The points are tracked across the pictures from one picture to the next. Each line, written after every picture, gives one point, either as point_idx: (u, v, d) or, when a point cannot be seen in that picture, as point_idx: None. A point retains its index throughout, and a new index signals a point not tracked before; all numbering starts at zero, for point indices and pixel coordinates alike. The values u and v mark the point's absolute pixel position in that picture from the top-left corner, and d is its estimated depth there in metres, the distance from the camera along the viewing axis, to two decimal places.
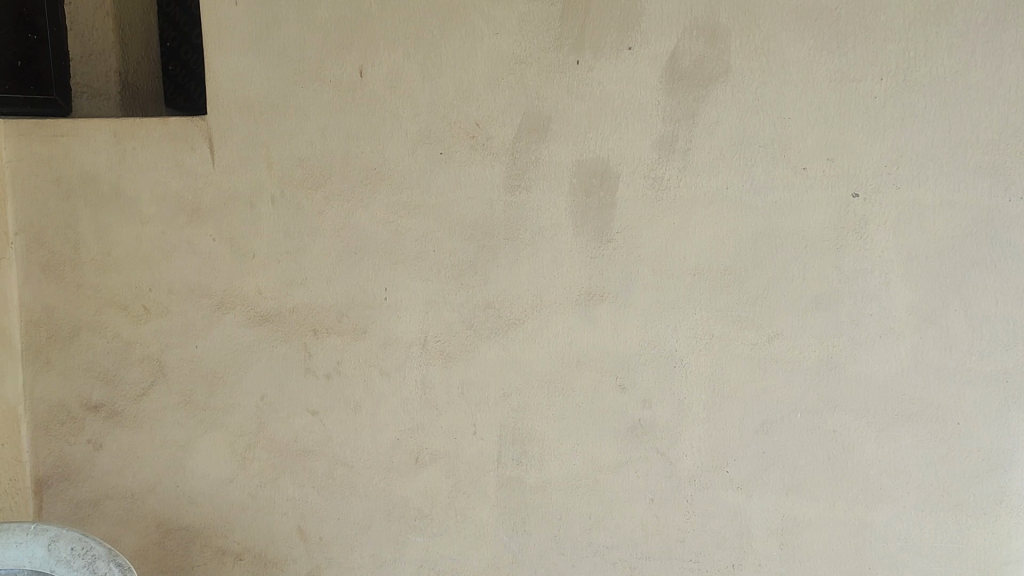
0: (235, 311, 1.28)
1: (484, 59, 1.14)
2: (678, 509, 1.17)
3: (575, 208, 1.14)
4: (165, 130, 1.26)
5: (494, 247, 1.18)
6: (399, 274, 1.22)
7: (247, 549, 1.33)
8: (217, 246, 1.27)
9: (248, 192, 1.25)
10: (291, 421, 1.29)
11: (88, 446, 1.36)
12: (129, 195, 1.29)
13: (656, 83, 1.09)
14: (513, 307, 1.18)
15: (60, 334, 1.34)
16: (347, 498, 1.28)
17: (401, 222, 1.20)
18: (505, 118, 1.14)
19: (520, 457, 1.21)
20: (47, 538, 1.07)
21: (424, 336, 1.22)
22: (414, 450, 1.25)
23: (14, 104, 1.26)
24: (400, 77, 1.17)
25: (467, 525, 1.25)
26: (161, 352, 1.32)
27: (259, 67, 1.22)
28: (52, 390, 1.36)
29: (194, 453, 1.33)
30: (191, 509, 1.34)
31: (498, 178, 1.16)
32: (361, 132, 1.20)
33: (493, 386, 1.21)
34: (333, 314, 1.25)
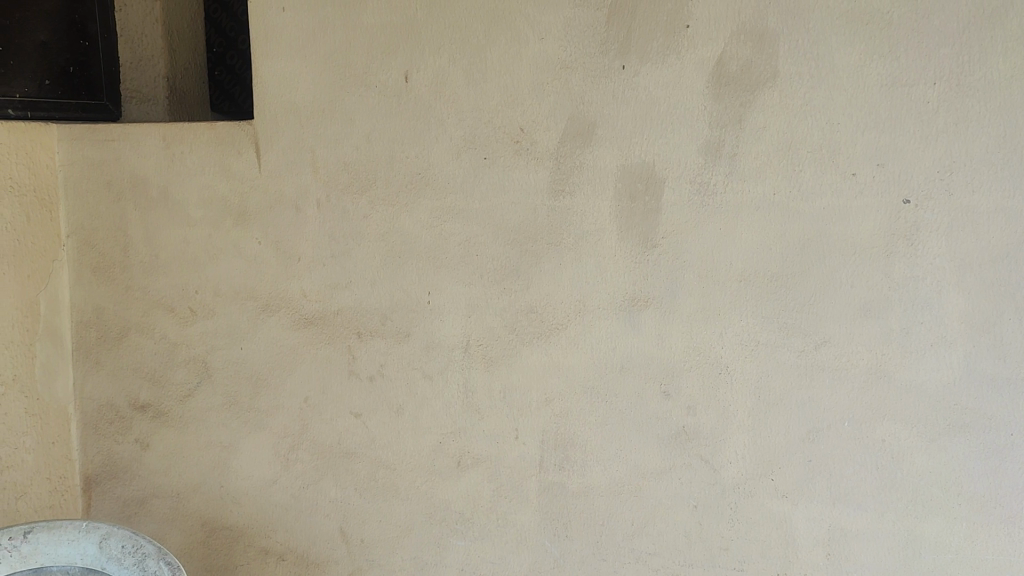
0: (280, 314, 1.30)
1: (530, 64, 1.14)
2: (722, 516, 1.16)
3: (619, 212, 1.14)
4: (213, 135, 1.29)
5: (537, 251, 1.18)
6: (443, 278, 1.22)
7: (290, 550, 1.35)
8: (262, 249, 1.29)
9: (294, 196, 1.27)
10: (335, 423, 1.30)
11: (136, 446, 1.39)
12: (177, 200, 1.32)
13: (703, 88, 1.08)
14: (555, 311, 1.18)
15: (110, 335, 1.38)
16: (389, 500, 1.29)
17: (444, 226, 1.21)
18: (550, 122, 1.15)
19: (562, 462, 1.21)
20: (98, 536, 1.09)
21: (466, 339, 1.23)
22: (456, 454, 1.25)
23: (66, 111, 1.36)
24: (445, 82, 1.18)
25: (509, 529, 1.25)
26: (207, 353, 1.34)
27: (307, 73, 1.24)
28: (101, 390, 1.39)
29: (238, 453, 1.35)
30: (235, 508, 1.36)
31: (542, 182, 1.16)
32: (406, 137, 1.21)
33: (535, 391, 1.21)
34: (377, 318, 1.26)
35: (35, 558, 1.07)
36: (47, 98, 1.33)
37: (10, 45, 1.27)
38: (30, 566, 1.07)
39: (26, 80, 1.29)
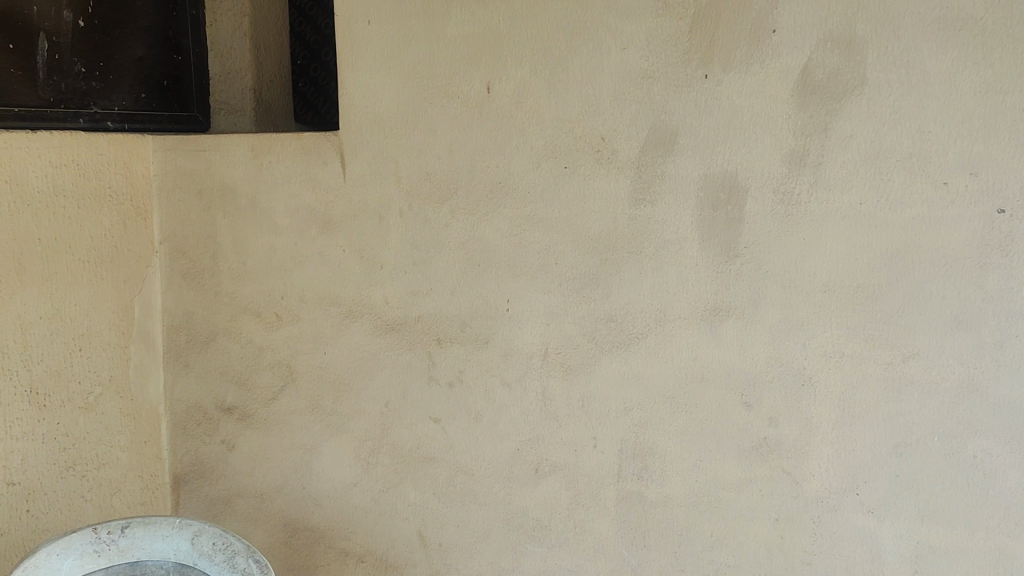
0: (362, 319, 1.33)
1: (611, 74, 1.15)
2: (805, 530, 1.14)
3: (702, 221, 1.13)
4: (300, 146, 1.34)
5: (617, 260, 1.18)
6: (522, 286, 1.24)
7: (369, 552, 1.37)
8: (346, 257, 1.33)
9: (377, 205, 1.30)
10: (414, 428, 1.32)
11: (222, 446, 1.45)
12: (264, 208, 1.37)
13: (788, 96, 1.07)
14: (635, 320, 1.18)
15: (198, 338, 1.44)
16: (467, 505, 1.31)
17: (524, 235, 1.22)
18: (631, 131, 1.15)
19: (641, 472, 1.21)
20: (190, 533, 1.13)
21: (545, 347, 1.24)
22: (534, 461, 1.26)
23: (160, 122, 1.45)
24: (527, 92, 1.20)
25: (586, 536, 1.25)
26: (291, 358, 1.38)
27: (391, 84, 1.28)
28: (190, 392, 1.46)
29: (320, 455, 1.39)
30: (316, 509, 1.40)
31: (623, 191, 1.16)
32: (487, 147, 1.23)
33: (614, 400, 1.21)
34: (456, 325, 1.28)
35: (131, 553, 1.11)
36: (142, 110, 1.42)
37: (108, 61, 1.37)
38: (126, 559, 1.11)
39: (125, 94, 1.39)
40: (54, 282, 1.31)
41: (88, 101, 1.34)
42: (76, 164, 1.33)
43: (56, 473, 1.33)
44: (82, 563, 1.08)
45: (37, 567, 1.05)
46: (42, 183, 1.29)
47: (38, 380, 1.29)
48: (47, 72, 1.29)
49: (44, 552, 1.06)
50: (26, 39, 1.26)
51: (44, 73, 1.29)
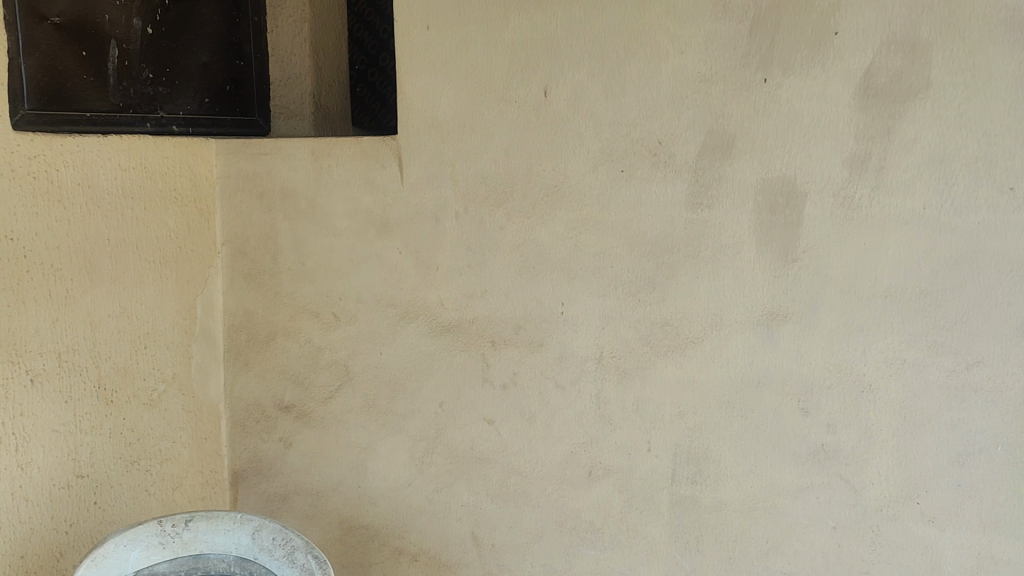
0: (418, 321, 1.36)
1: (669, 78, 1.15)
2: (863, 539, 1.11)
3: (760, 225, 1.12)
4: (359, 149, 1.37)
5: (673, 263, 1.18)
6: (577, 289, 1.24)
7: (423, 551, 1.39)
8: (403, 259, 1.36)
9: (434, 208, 1.33)
10: (469, 429, 1.34)
11: (280, 444, 1.49)
12: (323, 211, 1.40)
13: (850, 99, 1.05)
14: (691, 325, 1.18)
15: (258, 337, 1.49)
16: (520, 507, 1.32)
17: (579, 238, 1.23)
18: (689, 135, 1.15)
19: (695, 476, 1.20)
20: (251, 528, 1.15)
21: (600, 351, 1.24)
22: (588, 464, 1.26)
23: (222, 126, 1.49)
24: (584, 96, 1.20)
25: (639, 541, 1.24)
26: (348, 358, 1.42)
27: (448, 88, 1.30)
28: (249, 390, 1.51)
29: (375, 454, 1.41)
30: (371, 507, 1.43)
31: (680, 195, 1.16)
32: (543, 151, 1.24)
33: (669, 405, 1.20)
34: (511, 327, 1.29)
35: (195, 545, 1.15)
36: (205, 114, 1.46)
37: (174, 67, 1.41)
38: (190, 552, 1.14)
39: (189, 99, 1.43)
40: (122, 282, 1.37)
41: (155, 106, 1.38)
42: (143, 167, 1.38)
43: (122, 466, 1.38)
44: (148, 555, 1.12)
45: (106, 558, 1.08)
46: (113, 185, 1.34)
47: (106, 376, 1.35)
48: (116, 78, 1.34)
49: (111, 544, 1.09)
50: (98, 46, 1.31)
51: (114, 78, 1.33)
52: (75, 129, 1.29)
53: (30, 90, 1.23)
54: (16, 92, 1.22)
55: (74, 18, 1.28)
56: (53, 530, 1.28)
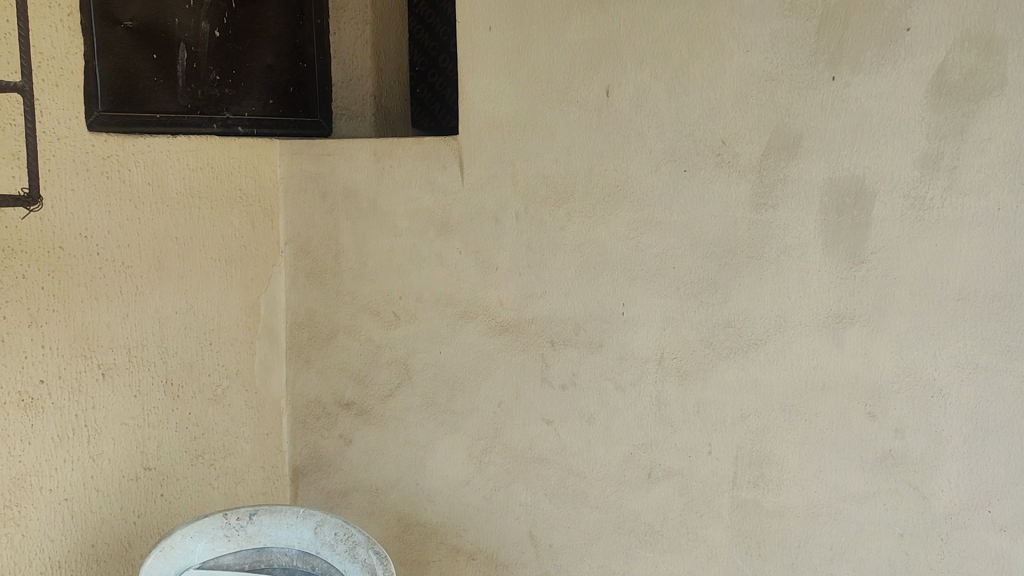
0: (477, 320, 1.37)
1: (734, 77, 1.13)
2: (931, 547, 1.08)
3: (827, 226, 1.09)
4: (421, 150, 1.39)
5: (736, 264, 1.16)
6: (638, 289, 1.23)
7: (480, 550, 1.40)
8: (463, 259, 1.37)
9: (494, 208, 1.33)
10: (527, 429, 1.34)
11: (340, 441, 1.52)
12: (385, 211, 1.43)
13: (921, 97, 1.03)
14: (754, 326, 1.16)
15: (320, 335, 1.52)
16: (578, 507, 1.31)
17: (641, 238, 1.22)
18: (753, 134, 1.13)
19: (758, 480, 1.17)
20: (314, 522, 1.17)
21: (661, 352, 1.22)
22: (647, 466, 1.25)
23: (286, 127, 1.52)
24: (645, 96, 1.20)
25: (699, 544, 1.22)
26: (408, 356, 1.44)
27: (509, 89, 1.31)
28: (310, 386, 1.54)
29: (434, 452, 1.43)
30: (430, 505, 1.44)
31: (743, 195, 1.14)
32: (604, 151, 1.23)
33: (730, 407, 1.18)
34: (571, 327, 1.29)
35: (258, 539, 1.17)
36: (269, 115, 1.49)
37: (240, 68, 1.45)
38: (253, 545, 1.16)
39: (254, 100, 1.47)
40: (189, 279, 1.40)
41: (221, 107, 1.42)
42: (211, 166, 1.42)
43: (187, 460, 1.41)
44: (214, 547, 1.14)
45: (174, 548, 1.11)
46: (182, 185, 1.38)
47: (174, 371, 1.38)
48: (185, 80, 1.37)
49: (179, 534, 1.12)
50: (167, 49, 1.35)
51: (183, 80, 1.37)
52: (146, 131, 1.32)
53: (103, 92, 1.26)
54: (91, 94, 1.25)
55: (145, 22, 1.31)
56: (122, 521, 1.32)
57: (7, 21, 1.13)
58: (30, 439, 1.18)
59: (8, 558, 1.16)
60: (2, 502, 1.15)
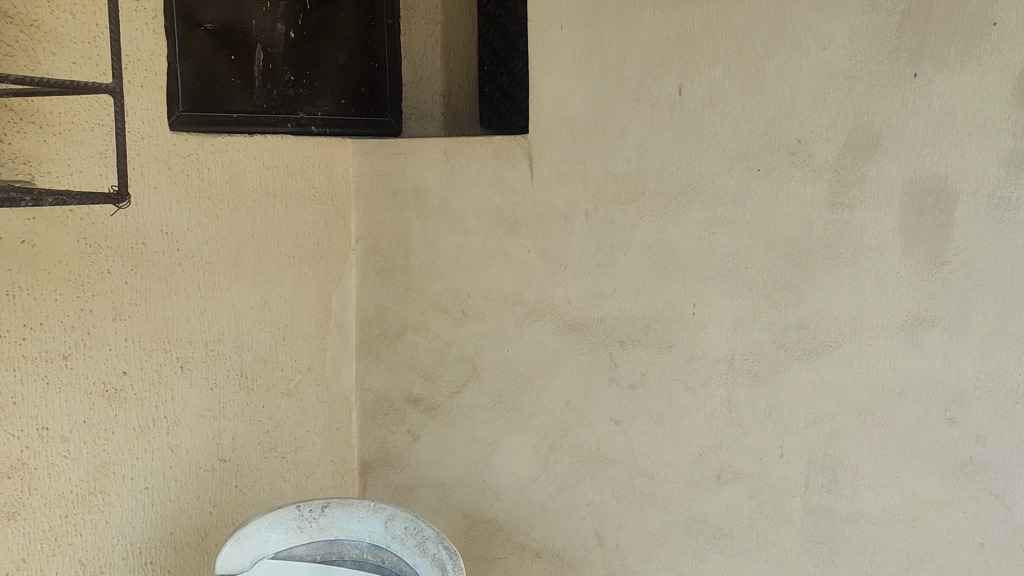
0: (545, 319, 1.38)
1: (811, 73, 1.11)
2: (1014, 559, 1.01)
3: (906, 226, 1.06)
4: (490, 149, 1.40)
5: (811, 265, 1.13)
6: (710, 289, 1.21)
7: (546, 548, 1.40)
8: (531, 257, 1.38)
9: (563, 207, 1.34)
10: (595, 428, 1.34)
11: (408, 436, 1.55)
12: (454, 210, 1.46)
13: (1009, 97, 0.98)
14: (828, 328, 1.12)
15: (389, 332, 1.56)
16: (645, 508, 1.30)
17: (713, 237, 1.20)
18: (830, 133, 1.10)
19: (831, 485, 1.14)
20: (384, 516, 1.18)
21: (732, 353, 1.20)
22: (717, 467, 1.23)
23: (357, 126, 1.56)
24: (719, 94, 1.18)
25: (769, 548, 1.19)
26: (476, 354, 1.46)
27: (579, 89, 1.32)
28: (379, 382, 1.58)
29: (501, 449, 1.44)
30: (496, 502, 1.46)
31: (819, 194, 1.11)
32: (675, 150, 1.23)
33: (803, 410, 1.15)
34: (640, 327, 1.28)
35: (330, 531, 1.19)
36: (342, 115, 1.53)
37: (314, 69, 1.48)
38: (325, 536, 1.19)
39: (327, 100, 1.51)
40: (265, 275, 1.44)
41: (296, 107, 1.46)
42: (286, 165, 1.46)
43: (261, 452, 1.45)
44: (288, 537, 1.16)
45: (249, 538, 1.14)
46: (258, 183, 1.42)
47: (248, 365, 1.42)
48: (262, 80, 1.41)
49: (254, 524, 1.14)
50: (246, 50, 1.38)
51: (259, 81, 1.41)
52: (223, 130, 1.36)
53: (184, 93, 1.30)
54: (173, 95, 1.28)
55: (224, 24, 1.35)
56: (198, 510, 1.35)
57: (98, 24, 1.18)
58: (114, 428, 1.22)
59: (92, 543, 1.20)
60: (88, 489, 1.19)
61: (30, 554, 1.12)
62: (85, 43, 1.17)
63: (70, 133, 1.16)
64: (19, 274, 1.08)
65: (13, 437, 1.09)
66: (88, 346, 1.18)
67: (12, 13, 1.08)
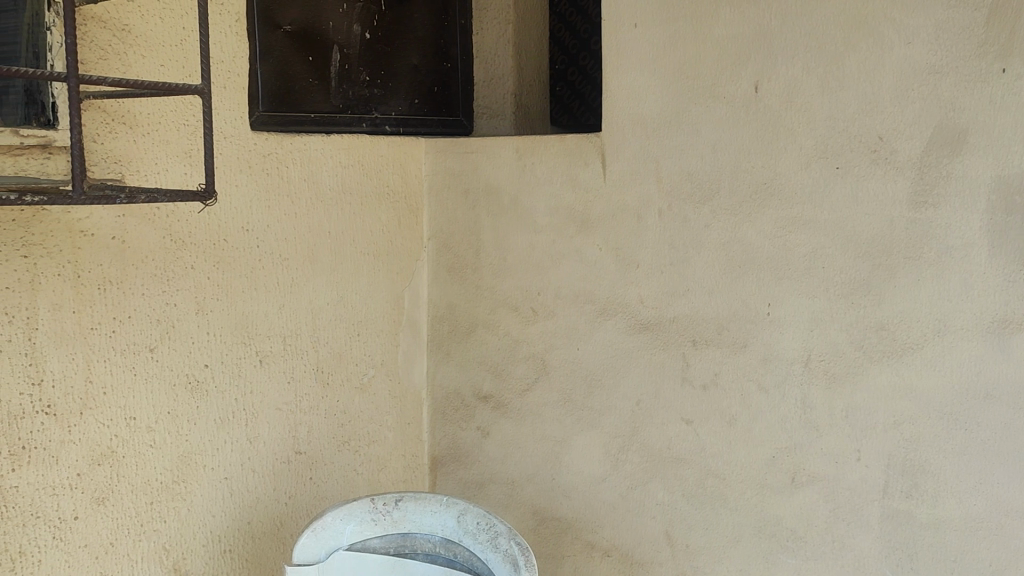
0: (616, 317, 1.37)
1: (893, 70, 1.08)
2: None
3: (993, 225, 1.02)
4: (563, 148, 1.41)
5: (892, 265, 1.10)
6: (785, 290, 1.19)
7: (615, 547, 1.40)
8: (602, 255, 1.38)
9: (636, 205, 1.34)
10: (666, 428, 1.33)
11: (478, 432, 1.57)
12: (526, 208, 1.47)
13: None
14: (910, 330, 1.09)
15: (460, 329, 1.58)
16: (716, 509, 1.28)
17: (789, 237, 1.18)
18: (914, 131, 1.07)
19: (910, 490, 1.10)
20: (457, 511, 1.19)
21: (807, 354, 1.18)
22: (791, 470, 1.20)
23: (430, 126, 1.57)
24: (797, 90, 1.16)
25: (845, 553, 1.16)
26: (546, 352, 1.47)
27: (653, 87, 1.31)
28: (449, 378, 1.60)
29: (571, 448, 1.45)
30: (565, 499, 1.46)
31: (901, 192, 1.09)
32: (751, 148, 1.21)
33: (883, 413, 1.12)
34: (713, 327, 1.27)
35: (403, 524, 1.20)
36: (415, 115, 1.55)
37: (388, 70, 1.51)
38: (399, 529, 1.20)
39: (401, 100, 1.53)
40: (340, 271, 1.47)
41: (370, 107, 1.49)
42: (361, 163, 1.49)
43: (335, 445, 1.49)
44: (361, 530, 1.18)
45: (325, 529, 1.16)
46: (334, 181, 1.45)
47: (324, 360, 1.45)
48: (338, 81, 1.44)
49: (330, 516, 1.16)
50: (323, 51, 1.41)
51: (335, 81, 1.44)
52: (302, 129, 1.39)
53: (265, 93, 1.33)
54: (254, 96, 1.32)
55: (302, 26, 1.38)
56: (274, 500, 1.39)
57: (184, 27, 1.22)
58: (196, 419, 1.26)
59: (175, 530, 1.24)
60: (171, 477, 1.23)
61: (118, 539, 1.17)
62: (172, 46, 1.21)
63: (157, 133, 1.20)
64: (109, 269, 1.13)
65: (103, 425, 1.14)
66: (172, 339, 1.21)
67: (105, 18, 1.12)
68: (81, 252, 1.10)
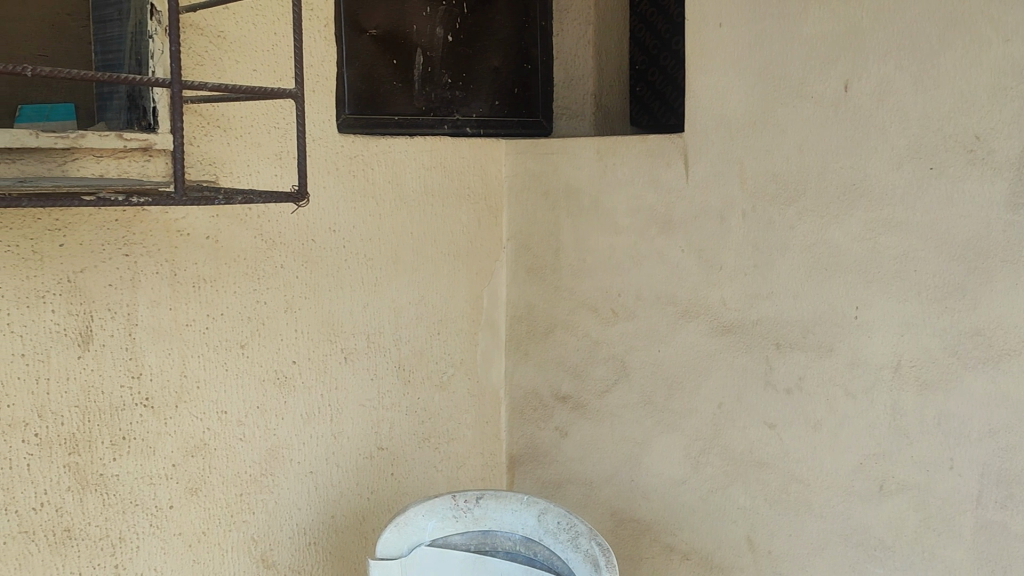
0: (698, 319, 1.36)
1: (991, 67, 1.05)
2: None
3: None
4: (644, 148, 1.41)
5: (989, 267, 1.06)
6: (874, 293, 1.16)
7: (694, 550, 1.39)
8: (684, 256, 1.37)
9: (719, 206, 1.33)
10: (748, 432, 1.31)
11: (556, 432, 1.58)
12: (606, 209, 1.47)
13: None
14: (1008, 335, 1.04)
15: (539, 329, 1.59)
16: (801, 515, 1.26)
17: (879, 238, 1.15)
18: (1013, 129, 1.03)
19: (1007, 501, 1.05)
20: (537, 510, 1.20)
21: (897, 360, 1.15)
22: (879, 477, 1.17)
23: (510, 127, 1.59)
24: (889, 88, 1.14)
25: (936, 564, 1.12)
26: (626, 353, 1.46)
27: (738, 86, 1.30)
28: (528, 378, 1.61)
29: (650, 450, 1.44)
30: (644, 501, 1.46)
31: (1000, 193, 1.04)
32: (839, 148, 1.19)
33: (977, 421, 1.08)
34: (798, 330, 1.25)
35: (484, 521, 1.22)
36: (495, 116, 1.56)
37: (470, 71, 1.53)
38: (479, 526, 1.22)
39: (482, 101, 1.54)
40: (422, 271, 1.49)
41: (452, 108, 1.51)
42: (444, 165, 1.51)
43: (416, 442, 1.51)
44: (443, 526, 1.20)
45: (408, 524, 1.18)
46: (418, 183, 1.47)
47: (406, 358, 1.48)
48: (421, 83, 1.46)
49: (413, 512, 1.18)
50: (407, 54, 1.44)
51: (419, 83, 1.46)
52: (386, 131, 1.41)
53: (351, 96, 1.36)
54: (340, 98, 1.35)
55: (387, 29, 1.41)
56: (356, 495, 1.41)
57: (276, 32, 1.26)
58: (283, 414, 1.29)
59: (264, 521, 1.28)
60: (260, 470, 1.27)
61: (210, 528, 1.21)
62: (264, 51, 1.25)
63: (250, 135, 1.24)
64: (204, 267, 1.17)
65: (196, 418, 1.18)
66: (262, 336, 1.25)
67: (202, 25, 1.16)
68: (177, 251, 1.14)
